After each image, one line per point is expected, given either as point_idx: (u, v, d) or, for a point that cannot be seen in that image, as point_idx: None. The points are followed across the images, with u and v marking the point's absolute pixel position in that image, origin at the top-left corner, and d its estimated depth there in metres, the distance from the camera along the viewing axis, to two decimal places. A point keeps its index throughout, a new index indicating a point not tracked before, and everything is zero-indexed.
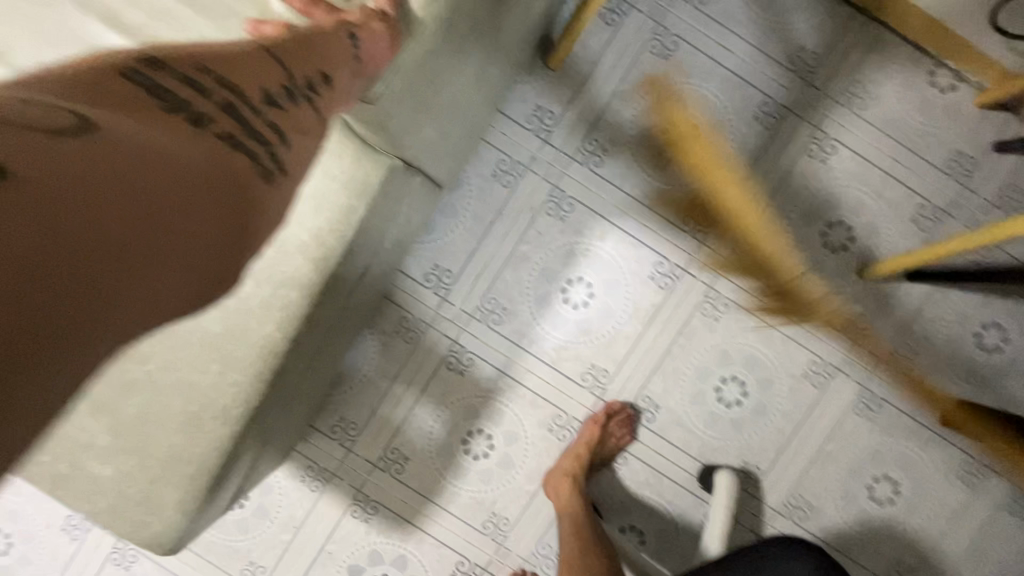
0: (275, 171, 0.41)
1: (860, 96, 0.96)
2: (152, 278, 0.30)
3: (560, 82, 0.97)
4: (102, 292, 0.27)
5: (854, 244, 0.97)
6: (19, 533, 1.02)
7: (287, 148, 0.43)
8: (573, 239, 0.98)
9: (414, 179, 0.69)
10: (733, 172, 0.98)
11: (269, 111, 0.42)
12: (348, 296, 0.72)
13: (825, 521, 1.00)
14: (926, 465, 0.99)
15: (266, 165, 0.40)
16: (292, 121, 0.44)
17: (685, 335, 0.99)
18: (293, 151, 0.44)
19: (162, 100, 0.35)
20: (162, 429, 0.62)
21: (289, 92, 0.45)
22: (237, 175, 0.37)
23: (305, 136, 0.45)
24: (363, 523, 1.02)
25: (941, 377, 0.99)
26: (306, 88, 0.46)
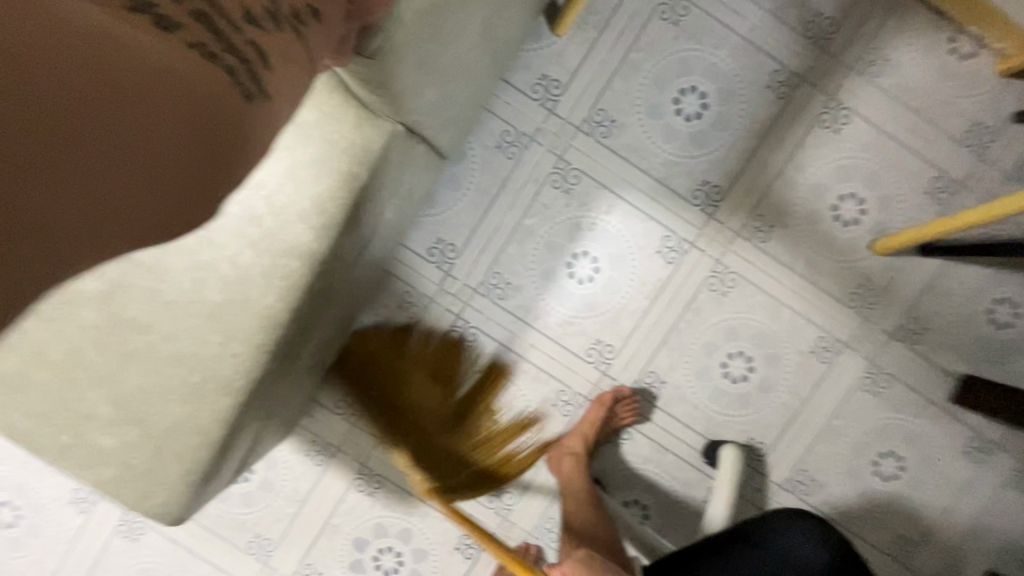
0: (261, 96, 0.36)
1: (876, 63, 0.93)
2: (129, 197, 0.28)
3: (566, 49, 0.94)
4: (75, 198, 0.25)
5: (866, 217, 0.95)
6: (28, 505, 1.03)
7: (274, 73, 0.38)
8: (578, 213, 0.96)
9: (416, 147, 0.67)
10: (744, 143, 0.95)
11: (252, 30, 0.36)
12: (350, 267, 0.71)
13: (829, 496, 1.00)
14: (933, 441, 0.99)
15: (250, 89, 0.35)
16: (278, 49, 0.38)
17: (691, 311, 0.98)
18: (280, 78, 0.38)
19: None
20: (164, 400, 0.62)
21: (276, 13, 0.37)
22: (223, 96, 0.33)
23: (296, 62, 0.40)
24: (368, 496, 1.02)
25: (951, 353, 0.98)
26: (295, 15, 0.39)
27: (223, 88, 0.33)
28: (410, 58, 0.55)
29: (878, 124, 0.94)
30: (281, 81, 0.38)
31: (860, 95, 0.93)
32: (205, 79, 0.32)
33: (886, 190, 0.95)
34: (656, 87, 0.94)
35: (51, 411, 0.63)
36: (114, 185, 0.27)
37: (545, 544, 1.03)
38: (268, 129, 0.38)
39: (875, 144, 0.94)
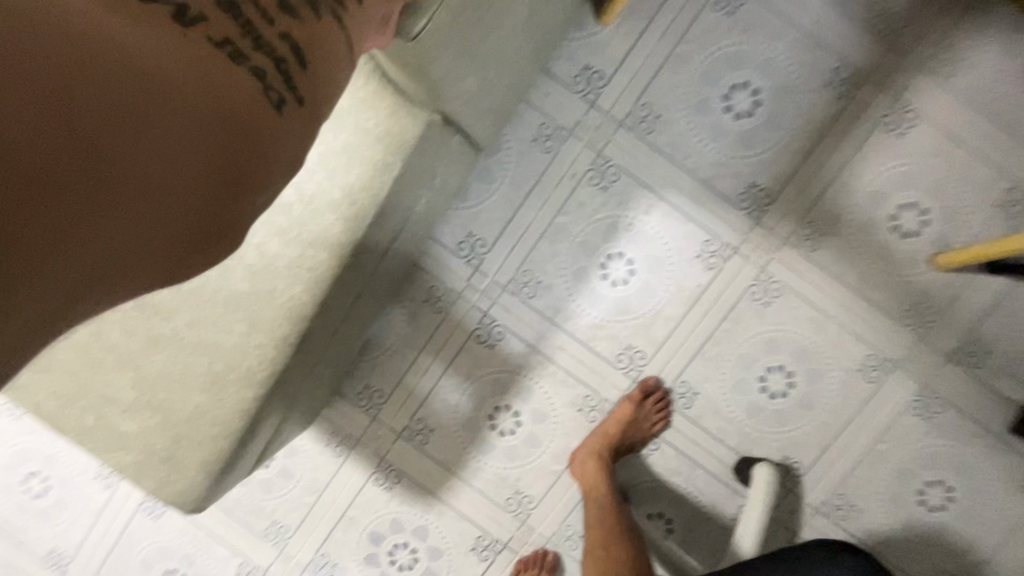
0: (291, 100, 0.32)
1: (950, 63, 0.86)
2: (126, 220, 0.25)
3: (612, 39, 0.89)
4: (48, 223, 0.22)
5: (927, 229, 0.88)
6: (56, 477, 1.05)
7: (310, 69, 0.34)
8: (615, 212, 0.92)
9: (452, 138, 0.64)
10: (797, 144, 0.89)
11: (284, 19, 0.32)
12: (379, 260, 0.69)
13: (867, 523, 0.95)
14: (986, 472, 0.92)
15: (276, 90, 0.31)
16: (317, 40, 0.34)
17: (730, 320, 0.93)
18: (320, 76, 0.34)
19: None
20: (186, 388, 0.61)
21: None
22: (246, 104, 0.29)
23: (336, 57, 0.35)
24: (386, 491, 1.01)
25: (1012, 379, 0.90)
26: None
27: (241, 88, 0.29)
28: (452, 43, 0.51)
29: (947, 129, 0.86)
30: (319, 78, 0.34)
31: (930, 97, 0.86)
32: (219, 82, 0.28)
33: (952, 201, 0.88)
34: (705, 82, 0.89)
35: (76, 392, 0.62)
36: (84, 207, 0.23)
37: (563, 551, 1.00)
38: (300, 139, 0.34)
39: (942, 150, 0.87)
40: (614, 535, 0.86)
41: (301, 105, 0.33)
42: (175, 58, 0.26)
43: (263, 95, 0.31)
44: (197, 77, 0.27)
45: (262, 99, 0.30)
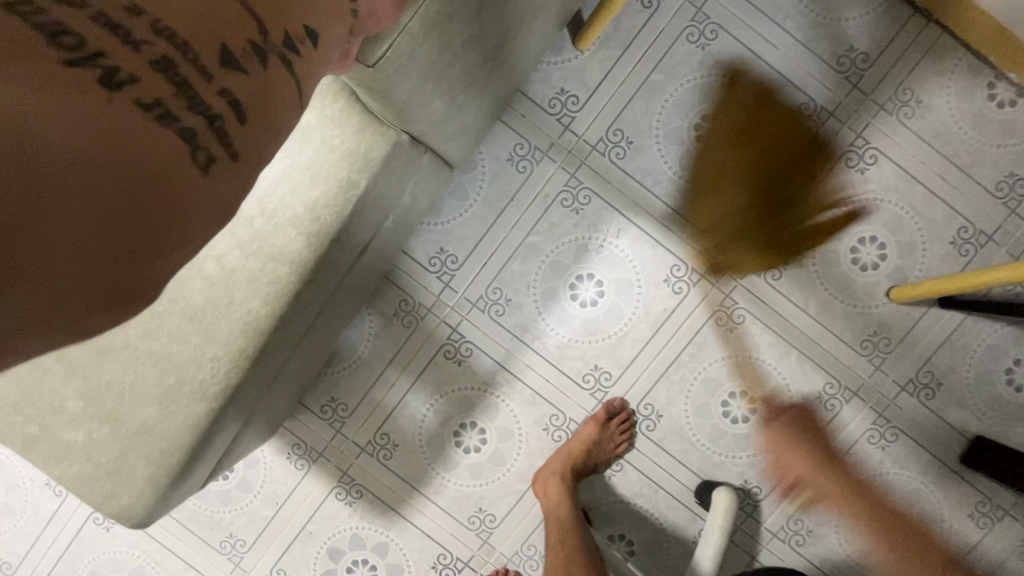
0: (222, 156, 0.34)
1: (909, 104, 0.89)
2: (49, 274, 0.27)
3: (588, 65, 0.91)
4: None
5: (885, 263, 0.91)
6: (3, 484, 1.01)
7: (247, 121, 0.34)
8: (586, 234, 0.93)
9: (421, 157, 0.65)
10: (764, 176, 0.92)
11: (224, 76, 0.32)
12: (344, 275, 0.68)
13: (824, 549, 0.96)
14: (938, 501, 0.94)
15: (206, 149, 0.33)
16: (256, 93, 0.34)
17: (695, 344, 0.94)
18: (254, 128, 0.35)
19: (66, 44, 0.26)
20: (137, 400, 0.60)
21: (261, 50, 0.33)
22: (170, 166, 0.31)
23: (277, 108, 0.36)
24: (347, 506, 1.00)
25: (964, 410, 0.93)
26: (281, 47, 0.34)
27: (167, 150, 0.31)
28: (418, 66, 0.52)
29: (905, 167, 0.90)
30: (257, 132, 0.35)
31: (889, 136, 0.90)
32: (142, 147, 0.29)
33: (909, 236, 0.91)
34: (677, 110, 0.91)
35: (22, 401, 0.61)
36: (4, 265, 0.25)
37: (525, 571, 1.00)
38: (225, 192, 0.35)
39: (901, 187, 0.90)
40: (575, 552, 0.86)
41: (234, 159, 0.35)
42: (96, 120, 0.27)
43: (189, 156, 0.32)
44: (120, 141, 0.28)
45: (187, 159, 0.32)
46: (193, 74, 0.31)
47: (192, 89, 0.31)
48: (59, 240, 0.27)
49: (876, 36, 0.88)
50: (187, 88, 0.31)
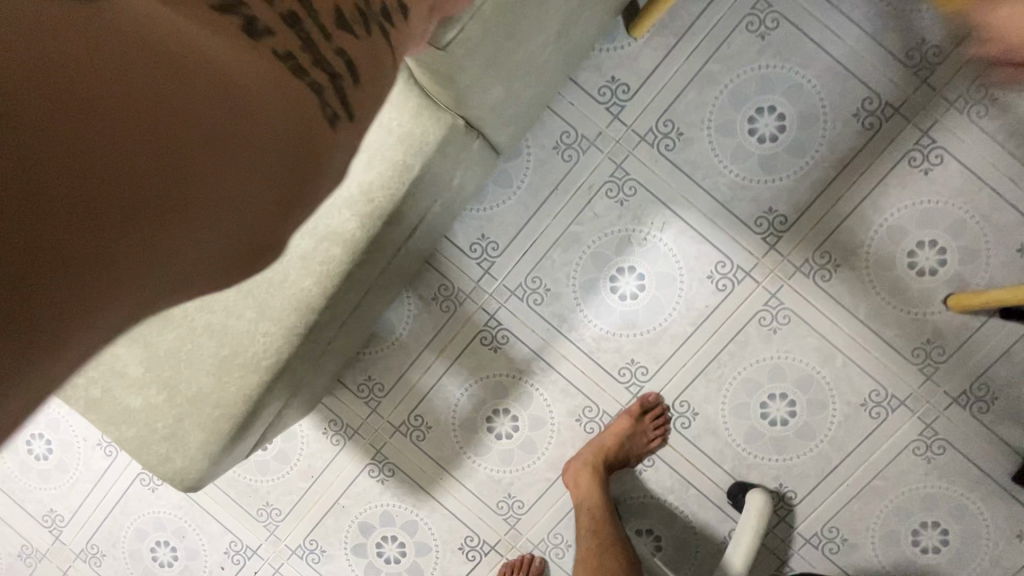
0: (342, 112, 0.37)
1: (982, 102, 0.84)
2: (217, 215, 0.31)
3: (640, 53, 0.89)
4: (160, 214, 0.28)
5: (945, 269, 0.87)
6: (59, 441, 1.06)
7: (360, 82, 0.38)
8: (630, 226, 0.92)
9: (473, 143, 0.64)
10: (820, 172, 0.88)
11: (340, 34, 0.37)
12: (391, 257, 0.69)
13: (859, 559, 0.94)
14: (984, 519, 0.91)
15: (331, 105, 0.36)
16: (362, 49, 0.38)
17: (736, 343, 0.92)
18: (367, 86, 0.39)
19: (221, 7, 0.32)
20: (193, 369, 0.62)
21: (366, 15, 0.38)
22: (304, 117, 0.34)
23: (382, 67, 0.40)
24: (379, 483, 1.02)
25: (1018, 427, 0.89)
26: (381, 15, 0.39)
27: (301, 104, 0.34)
28: (480, 53, 0.52)
29: (974, 170, 0.85)
30: (368, 93, 0.39)
31: (958, 135, 0.85)
32: (285, 100, 0.33)
33: (972, 242, 0.86)
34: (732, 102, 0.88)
35: None
36: (186, 199, 0.29)
37: (550, 558, 1.00)
38: (346, 152, 0.38)
39: (967, 191, 0.86)
40: (608, 545, 0.86)
41: (351, 120, 0.38)
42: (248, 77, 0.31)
43: (317, 107, 0.35)
44: (268, 94, 0.32)
45: (316, 112, 0.35)
46: (316, 32, 0.35)
47: (316, 43, 0.35)
48: (228, 182, 0.31)
49: (952, 29, 0.84)
50: (312, 43, 0.35)
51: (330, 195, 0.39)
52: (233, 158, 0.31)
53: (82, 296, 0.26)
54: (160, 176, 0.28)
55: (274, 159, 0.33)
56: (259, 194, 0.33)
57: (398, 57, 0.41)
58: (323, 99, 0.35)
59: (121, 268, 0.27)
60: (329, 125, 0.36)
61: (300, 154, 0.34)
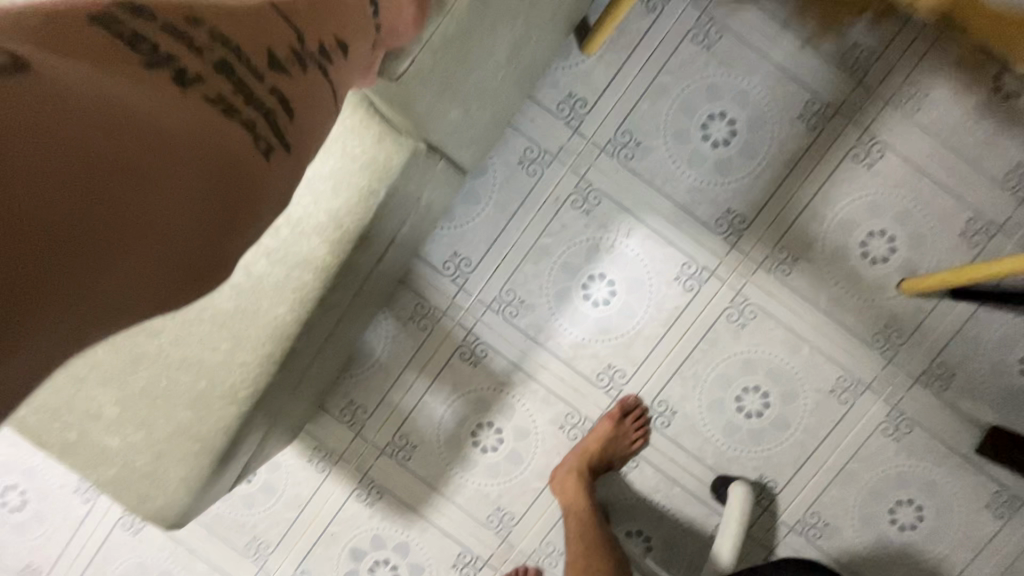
0: (280, 148, 0.37)
1: (914, 98, 0.90)
2: (151, 256, 0.29)
3: (594, 69, 0.93)
4: (89, 257, 0.26)
5: (895, 256, 0.92)
6: (34, 490, 1.04)
7: (295, 117, 0.39)
8: (597, 235, 0.95)
9: (437, 164, 0.67)
10: (772, 172, 0.92)
11: (274, 75, 0.37)
12: (364, 279, 0.70)
13: (841, 541, 0.97)
14: (955, 491, 0.95)
15: (266, 140, 0.36)
16: (299, 89, 0.38)
17: (708, 341, 0.95)
18: (304, 123, 0.39)
19: (146, 57, 0.31)
20: (170, 405, 0.62)
21: (301, 55, 0.39)
22: (241, 157, 0.34)
23: (319, 104, 0.41)
24: (367, 507, 1.02)
25: (978, 400, 0.94)
26: (318, 55, 0.40)
27: (236, 142, 0.34)
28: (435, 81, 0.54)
29: (913, 161, 0.91)
30: (304, 126, 0.39)
31: (896, 130, 0.91)
32: (219, 137, 0.33)
33: (917, 230, 0.91)
34: (668, 120, 0.93)
35: (60, 408, 0.63)
36: (115, 240, 0.27)
37: (544, 568, 1.01)
38: (286, 181, 0.38)
39: (909, 181, 0.91)
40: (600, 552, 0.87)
41: (289, 151, 0.38)
42: (177, 118, 0.31)
43: (253, 145, 0.35)
44: (198, 133, 0.32)
45: (252, 149, 0.35)
46: (248, 72, 0.35)
47: (249, 85, 0.35)
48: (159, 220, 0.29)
49: (881, 32, 0.89)
50: (244, 86, 0.35)
51: (273, 222, 0.38)
52: (166, 194, 0.29)
53: (0, 340, 0.23)
54: (85, 216, 0.26)
55: (206, 196, 0.32)
56: (194, 229, 0.32)
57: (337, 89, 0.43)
58: (261, 140, 0.36)
59: (45, 312, 0.25)
60: (266, 161, 0.36)
61: (232, 179, 0.33)
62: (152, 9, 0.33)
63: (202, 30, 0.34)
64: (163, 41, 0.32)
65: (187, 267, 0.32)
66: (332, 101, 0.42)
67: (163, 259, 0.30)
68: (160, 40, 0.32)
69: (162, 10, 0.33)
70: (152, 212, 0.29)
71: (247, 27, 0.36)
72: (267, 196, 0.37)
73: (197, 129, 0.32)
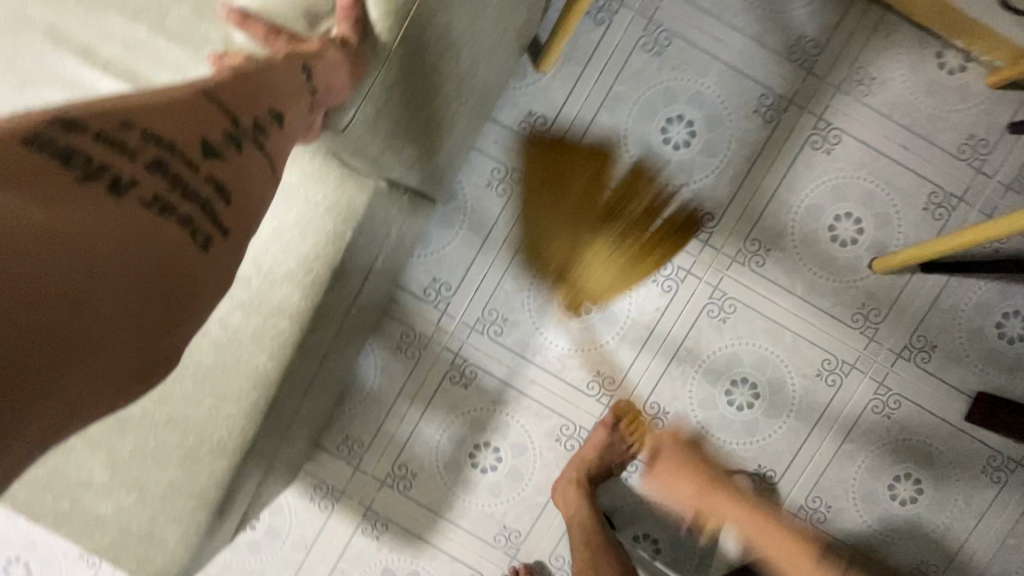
0: (218, 234, 0.41)
1: (863, 82, 0.92)
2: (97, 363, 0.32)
3: (551, 86, 0.95)
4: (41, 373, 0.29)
5: (864, 237, 0.94)
6: (37, 561, 1.03)
7: (233, 200, 0.42)
8: (572, 246, 0.96)
9: (401, 198, 0.68)
10: (735, 168, 0.94)
11: (208, 164, 0.40)
12: (343, 317, 0.71)
13: (846, 522, 0.97)
14: (950, 460, 0.96)
15: (204, 230, 0.40)
16: (235, 171, 0.42)
17: (692, 338, 0.97)
18: (241, 204, 0.43)
19: (79, 171, 0.34)
20: (159, 465, 0.62)
21: (235, 138, 0.43)
22: (178, 253, 0.38)
23: (257, 181, 0.44)
24: (374, 540, 1.01)
25: (961, 369, 0.95)
26: (253, 133, 0.44)
27: (172, 240, 0.37)
28: None
29: (869, 143, 0.93)
30: (241, 209, 0.43)
31: (849, 115, 0.93)
32: (154, 239, 0.36)
33: (880, 208, 0.93)
34: (629, 127, 0.95)
35: (50, 479, 0.63)
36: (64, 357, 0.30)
37: None
38: (229, 260, 0.42)
39: (868, 163, 0.93)
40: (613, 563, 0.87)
41: (227, 235, 0.42)
42: (112, 228, 0.34)
43: (189, 238, 0.38)
44: (132, 239, 0.35)
45: (187, 242, 0.38)
46: (182, 167, 0.39)
47: (185, 179, 0.39)
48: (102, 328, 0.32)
49: (823, 22, 0.92)
50: (179, 182, 0.39)
51: (214, 305, 0.42)
52: (107, 304, 0.33)
53: None
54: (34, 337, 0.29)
55: (148, 297, 0.35)
56: (137, 328, 0.35)
57: (273, 164, 0.46)
58: (195, 231, 0.39)
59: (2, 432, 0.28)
60: (205, 250, 0.40)
61: (171, 275, 0.37)
62: (83, 120, 0.36)
63: (136, 134, 0.37)
64: (96, 154, 0.35)
65: (130, 364, 0.35)
66: (270, 176, 0.46)
67: (106, 362, 0.33)
68: (93, 150, 0.35)
69: (94, 120, 0.36)
70: (93, 324, 0.32)
71: (179, 124, 0.40)
72: (207, 283, 0.40)
73: (130, 235, 0.35)
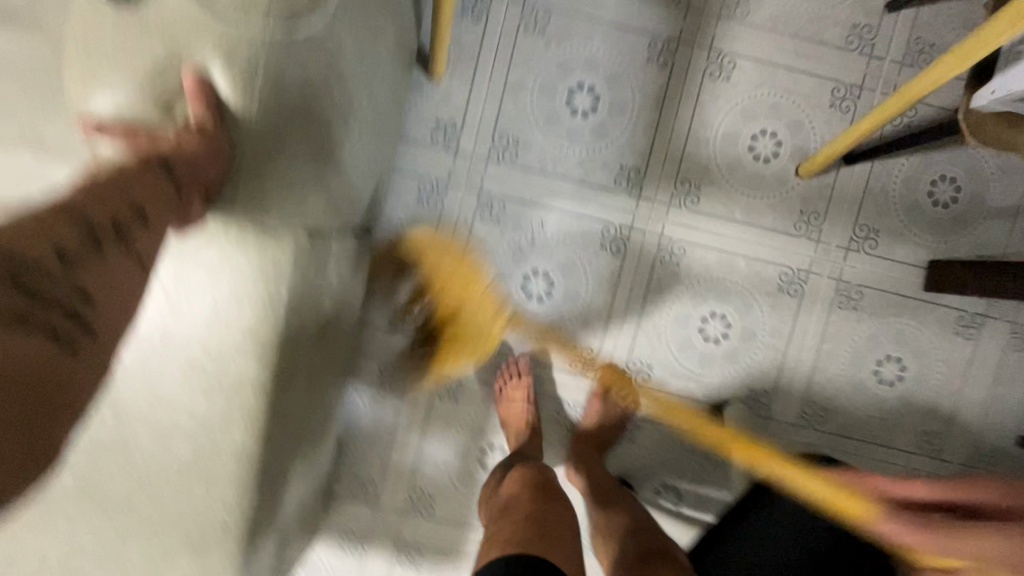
0: (85, 340, 0.44)
1: (740, 3, 0.95)
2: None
3: (450, 91, 0.96)
4: None
5: (784, 148, 0.97)
6: None
7: (97, 304, 0.46)
8: (515, 236, 0.98)
9: (330, 242, 0.69)
10: (646, 118, 0.97)
11: (71, 275, 0.44)
12: (310, 371, 0.72)
13: (846, 417, 1.01)
14: (924, 331, 1.00)
15: (69, 338, 0.43)
16: (98, 275, 0.46)
17: (653, 290, 0.99)
18: (106, 304, 0.47)
19: None
20: (172, 561, 0.64)
21: (99, 244, 0.47)
22: (40, 365, 0.41)
23: (125, 281, 0.49)
24: (413, 568, 1.04)
25: (909, 244, 0.99)
26: (115, 237, 0.48)
27: (34, 352, 0.40)
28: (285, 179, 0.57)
29: (763, 58, 0.96)
30: (106, 312, 0.47)
31: (736, 37, 0.95)
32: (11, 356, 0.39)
33: (791, 117, 0.96)
34: (536, 109, 0.96)
35: None
36: None
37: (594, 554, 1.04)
38: (95, 366, 0.45)
39: (767, 77, 0.96)
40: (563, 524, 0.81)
41: (94, 339, 0.45)
42: None
43: (52, 349, 0.42)
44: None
45: (51, 352, 0.41)
46: (40, 282, 0.42)
47: (46, 294, 0.43)
48: None
49: None
50: (36, 295, 0.42)
51: (90, 400, 0.45)
52: None
53: None
54: None
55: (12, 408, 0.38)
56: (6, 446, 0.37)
57: (143, 260, 0.51)
58: (62, 339, 0.43)
59: None
60: (70, 356, 0.43)
61: (34, 387, 0.40)
62: None
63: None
64: None
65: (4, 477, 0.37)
66: (138, 274, 0.50)
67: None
68: None
69: None
70: None
71: (31, 240, 0.43)
72: (75, 389, 0.43)
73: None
